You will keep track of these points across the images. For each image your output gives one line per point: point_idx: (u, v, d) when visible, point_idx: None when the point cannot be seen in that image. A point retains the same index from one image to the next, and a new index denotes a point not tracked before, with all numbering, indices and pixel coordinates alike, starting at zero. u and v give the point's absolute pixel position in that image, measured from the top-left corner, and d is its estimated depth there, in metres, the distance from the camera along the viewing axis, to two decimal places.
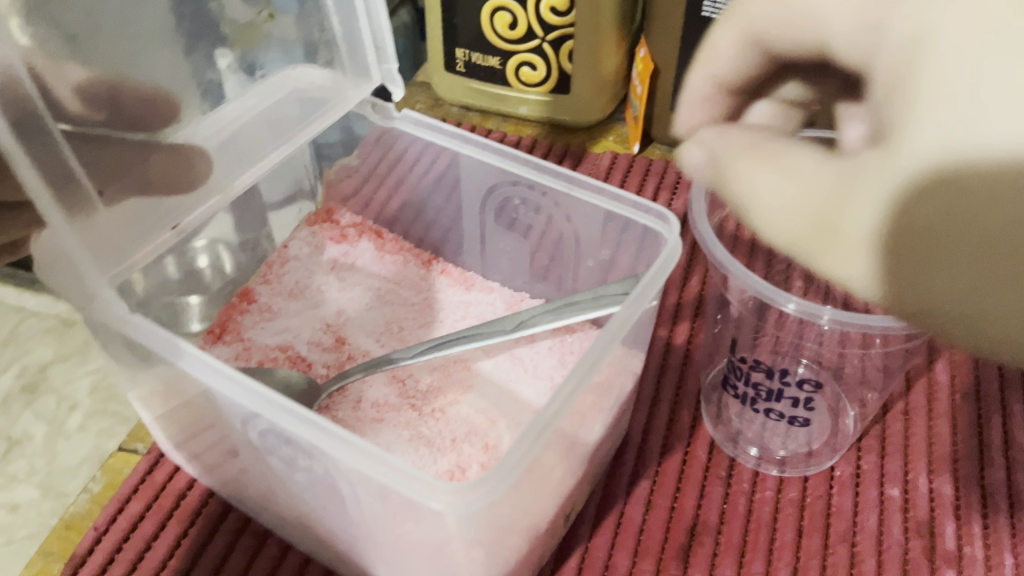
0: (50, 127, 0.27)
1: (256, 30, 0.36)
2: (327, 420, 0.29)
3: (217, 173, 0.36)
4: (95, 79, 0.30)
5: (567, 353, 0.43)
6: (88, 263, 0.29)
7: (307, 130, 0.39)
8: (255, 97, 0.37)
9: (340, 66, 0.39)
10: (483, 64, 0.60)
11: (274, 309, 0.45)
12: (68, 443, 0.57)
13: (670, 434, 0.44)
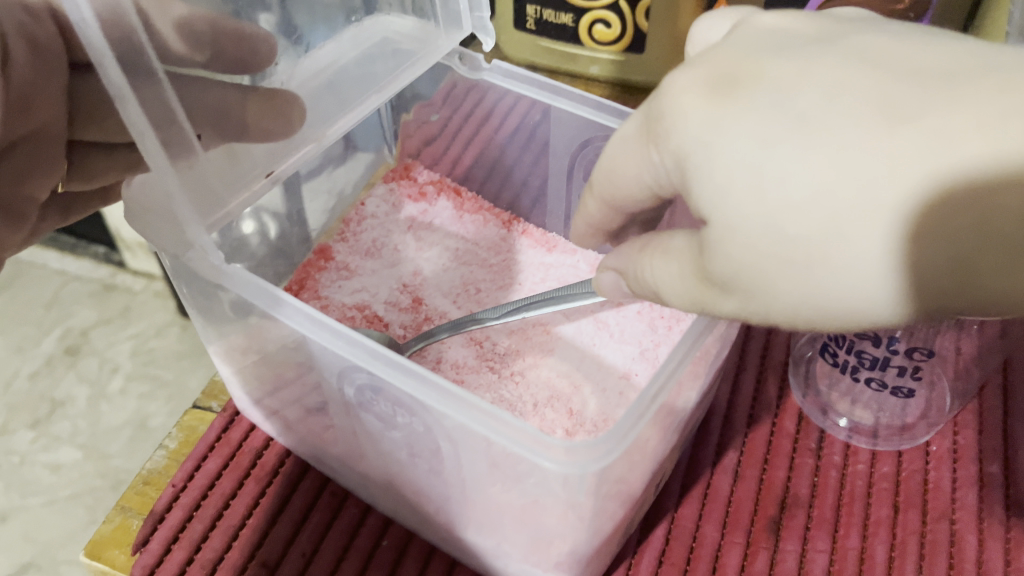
0: (153, 67, 0.27)
1: None
2: (434, 374, 0.27)
3: (311, 122, 0.36)
4: (198, 20, 0.30)
5: (655, 318, 0.41)
6: (184, 204, 0.30)
7: (396, 81, 0.38)
8: (347, 43, 0.37)
9: (432, 14, 0.38)
10: (555, 21, 0.59)
11: (351, 267, 0.44)
12: None
13: (757, 404, 0.42)
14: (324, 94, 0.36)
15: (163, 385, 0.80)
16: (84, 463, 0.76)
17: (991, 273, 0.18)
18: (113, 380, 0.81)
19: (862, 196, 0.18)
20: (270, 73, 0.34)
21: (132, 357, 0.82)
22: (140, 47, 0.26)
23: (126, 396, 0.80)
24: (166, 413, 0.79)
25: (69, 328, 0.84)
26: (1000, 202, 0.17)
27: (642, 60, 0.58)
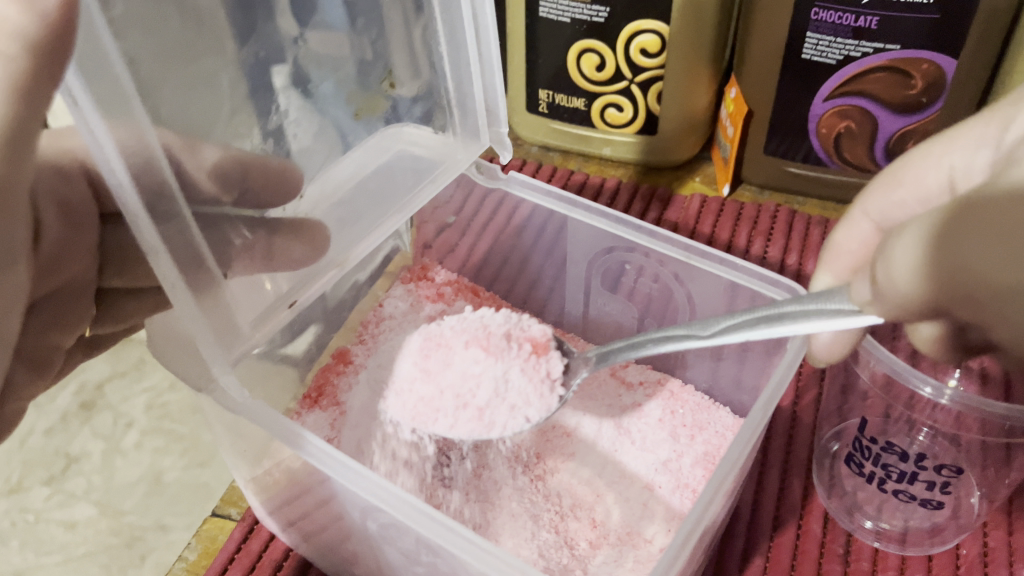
0: (181, 210, 0.27)
1: (381, 97, 0.36)
2: (462, 524, 0.27)
3: (333, 248, 0.36)
4: (229, 160, 0.30)
5: (677, 425, 0.41)
6: (210, 345, 0.30)
7: (416, 199, 0.39)
8: (370, 156, 0.37)
9: (451, 128, 0.39)
10: (567, 105, 0.60)
11: (369, 370, 0.44)
12: (126, 460, 0.56)
13: (781, 505, 0.42)
14: (345, 213, 0.37)
15: (180, 438, 0.58)
16: (98, 520, 0.53)
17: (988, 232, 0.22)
18: (128, 436, 0.58)
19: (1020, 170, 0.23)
20: (291, 201, 0.34)
21: (149, 410, 0.60)
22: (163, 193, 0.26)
23: (140, 449, 0.57)
24: (183, 467, 0.56)
25: (87, 381, 0.62)
26: None
27: (655, 141, 0.59)
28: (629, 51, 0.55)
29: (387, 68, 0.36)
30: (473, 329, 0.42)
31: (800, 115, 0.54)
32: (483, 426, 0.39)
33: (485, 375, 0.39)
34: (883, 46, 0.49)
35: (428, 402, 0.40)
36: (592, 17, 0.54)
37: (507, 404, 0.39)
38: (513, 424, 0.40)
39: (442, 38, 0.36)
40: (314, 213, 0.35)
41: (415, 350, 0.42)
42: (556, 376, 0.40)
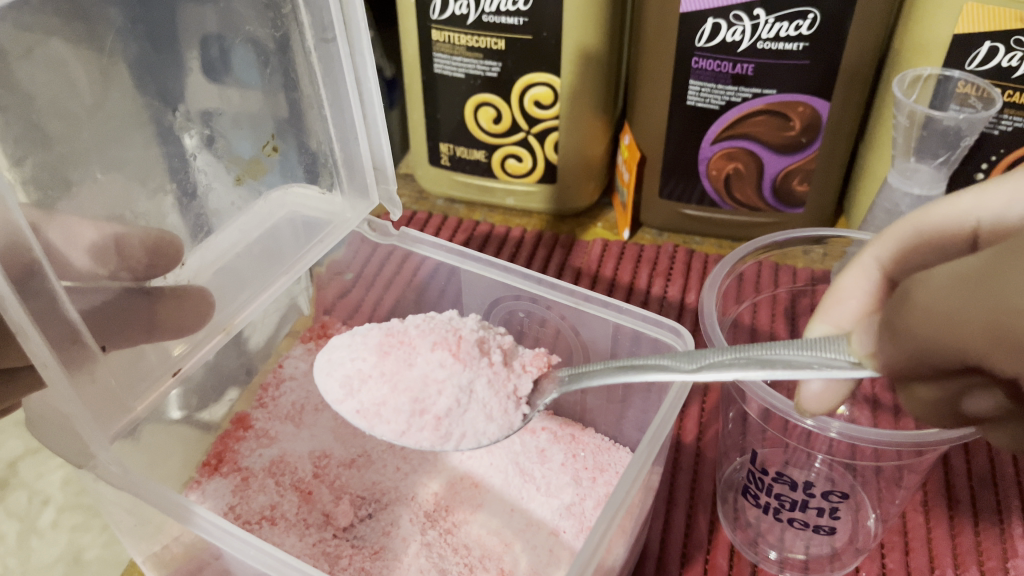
0: (49, 283, 0.27)
1: (261, 163, 0.39)
2: None
3: (220, 312, 0.38)
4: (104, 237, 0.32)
5: (580, 469, 0.41)
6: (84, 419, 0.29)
7: (304, 259, 0.41)
8: (253, 225, 0.40)
9: (338, 187, 0.42)
10: (468, 157, 0.61)
11: (271, 434, 0.43)
12: (42, 541, 0.51)
13: (688, 542, 0.42)
14: (231, 279, 0.39)
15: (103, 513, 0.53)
16: None
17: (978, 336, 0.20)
18: (44, 515, 0.53)
19: (995, 265, 0.20)
20: (175, 270, 0.36)
21: (65, 485, 0.55)
22: (32, 270, 0.26)
23: (59, 526, 0.52)
24: (103, 543, 0.50)
25: None
26: (1001, 322, 0.19)
27: (554, 189, 0.61)
28: (523, 103, 0.57)
29: (271, 134, 0.39)
30: (441, 330, 0.37)
31: (689, 159, 0.56)
32: (439, 438, 0.35)
33: (450, 382, 0.35)
34: (760, 91, 0.51)
35: (378, 403, 0.36)
36: (485, 71, 0.56)
37: (470, 417, 0.35)
38: (472, 437, 0.36)
39: (326, 104, 0.38)
40: (198, 279, 0.37)
41: (372, 344, 0.37)
42: (522, 395, 0.36)
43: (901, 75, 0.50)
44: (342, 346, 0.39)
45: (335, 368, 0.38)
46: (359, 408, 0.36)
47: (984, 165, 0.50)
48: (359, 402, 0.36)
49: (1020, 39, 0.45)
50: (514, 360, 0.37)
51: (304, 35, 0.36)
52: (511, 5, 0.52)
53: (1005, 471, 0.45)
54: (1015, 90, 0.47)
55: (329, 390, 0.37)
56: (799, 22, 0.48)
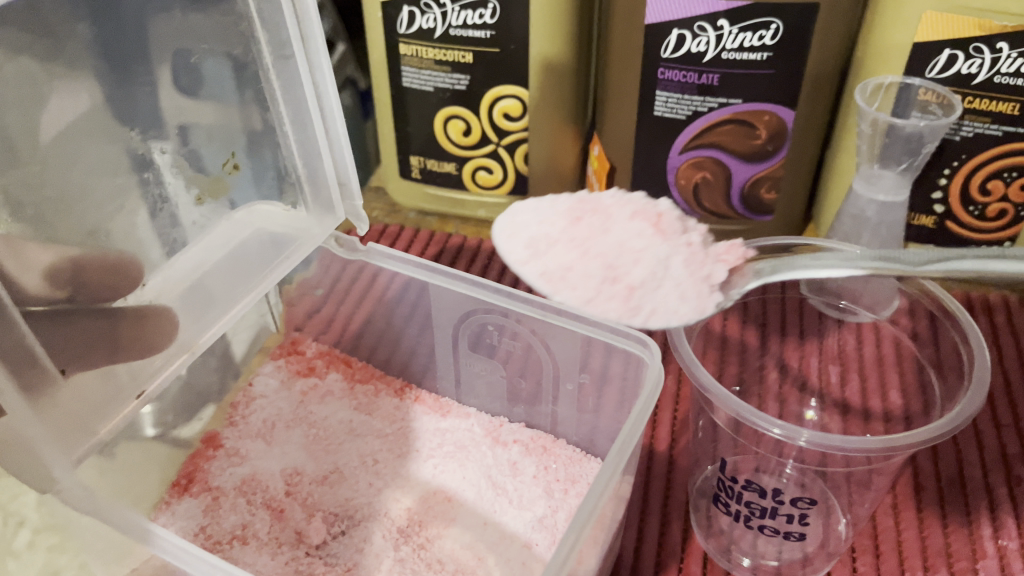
0: (4, 308, 0.27)
1: (223, 180, 0.39)
2: None
3: (185, 332, 0.37)
4: (60, 261, 0.32)
5: (552, 481, 0.41)
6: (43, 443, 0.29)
7: (272, 273, 0.40)
8: (216, 243, 0.39)
9: (303, 203, 0.42)
10: (439, 170, 0.61)
11: (242, 452, 0.43)
12: None
13: (662, 551, 0.42)
14: (196, 296, 0.38)
15: None
16: None
17: None
18: None
19: None
20: (135, 290, 0.35)
21: None
22: None
23: None
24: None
25: None
26: None
27: (525, 200, 0.61)
28: (492, 115, 0.57)
29: (231, 151, 0.39)
30: (636, 200, 0.34)
31: (658, 168, 0.56)
32: (628, 312, 0.32)
33: (647, 252, 0.31)
34: (726, 100, 0.52)
35: (566, 267, 0.32)
36: (454, 85, 0.56)
37: (663, 293, 0.32)
38: (662, 317, 0.32)
39: (288, 123, 0.39)
40: (161, 299, 0.36)
41: (563, 207, 0.33)
42: (717, 282, 0.33)
43: (862, 84, 0.50)
44: (521, 207, 0.35)
45: (520, 230, 0.33)
46: (543, 270, 0.32)
47: (946, 171, 0.52)
48: (545, 264, 0.32)
49: (978, 46, 0.46)
50: (710, 248, 0.34)
51: (264, 52, 0.36)
52: (477, 19, 0.52)
53: (973, 470, 0.45)
54: (975, 97, 0.48)
55: (510, 249, 0.33)
56: (762, 32, 0.49)
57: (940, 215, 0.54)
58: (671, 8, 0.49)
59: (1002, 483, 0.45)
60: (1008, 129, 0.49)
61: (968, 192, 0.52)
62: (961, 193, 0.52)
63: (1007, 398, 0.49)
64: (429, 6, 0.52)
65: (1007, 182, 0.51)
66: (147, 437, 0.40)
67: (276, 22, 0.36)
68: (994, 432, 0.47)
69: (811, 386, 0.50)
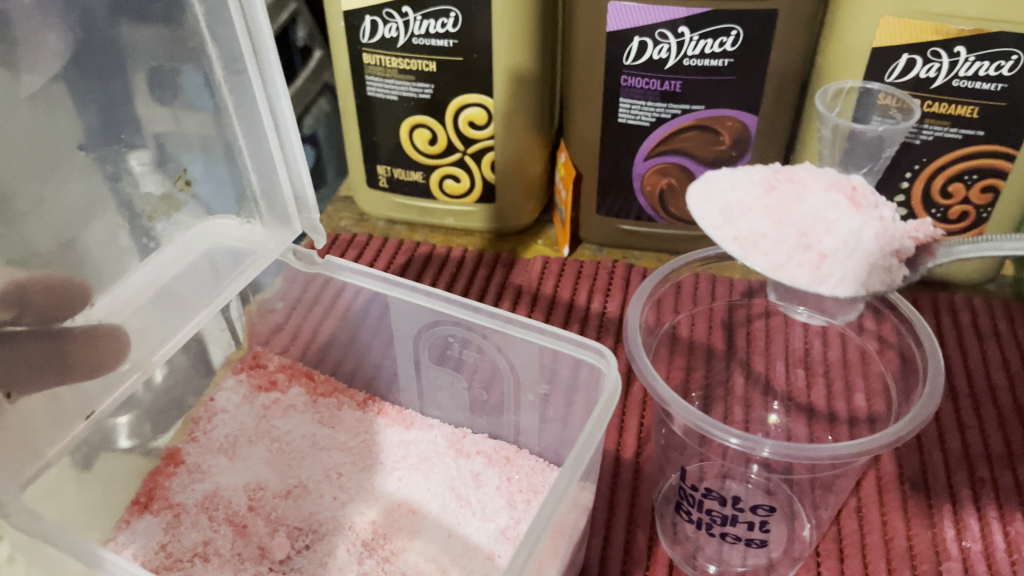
0: None
1: (174, 197, 0.39)
2: None
3: (139, 351, 0.38)
4: (5, 286, 0.32)
5: (514, 491, 0.41)
6: None
7: (224, 291, 0.41)
8: (169, 261, 0.40)
9: (258, 216, 0.42)
10: (406, 178, 0.61)
11: (203, 468, 0.43)
12: None
13: (627, 558, 0.42)
14: (148, 315, 0.39)
15: None
16: None
17: None
18: None
19: None
20: (83, 311, 0.36)
21: None
22: None
23: None
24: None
25: None
26: None
27: (493, 208, 0.61)
28: (458, 123, 0.57)
29: (182, 168, 0.39)
30: (831, 176, 0.37)
31: (624, 174, 0.56)
32: (816, 279, 0.34)
33: (841, 223, 0.34)
34: (689, 107, 0.52)
35: (758, 233, 0.35)
36: (418, 93, 0.56)
37: (850, 262, 0.34)
38: (852, 287, 0.34)
39: (242, 136, 0.39)
40: (112, 319, 0.37)
41: (757, 179, 0.37)
42: (905, 256, 0.35)
43: (822, 90, 0.50)
44: (720, 180, 0.39)
45: (714, 198, 0.38)
46: (735, 236, 0.36)
47: (907, 174, 0.52)
48: (737, 229, 0.36)
49: (936, 50, 0.47)
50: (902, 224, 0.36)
51: (215, 67, 0.37)
52: (440, 28, 0.52)
53: (936, 471, 0.46)
54: (934, 100, 0.49)
55: (705, 217, 0.37)
56: (723, 39, 0.49)
57: (903, 218, 0.54)
58: (632, 16, 0.49)
59: (965, 484, 0.45)
60: (967, 131, 0.49)
61: (930, 194, 0.52)
62: (923, 196, 0.52)
63: (970, 398, 0.49)
64: (391, 16, 0.52)
65: (967, 184, 0.51)
66: (117, 451, 0.41)
67: (227, 37, 0.36)
68: (957, 433, 0.48)
69: (776, 389, 0.50)
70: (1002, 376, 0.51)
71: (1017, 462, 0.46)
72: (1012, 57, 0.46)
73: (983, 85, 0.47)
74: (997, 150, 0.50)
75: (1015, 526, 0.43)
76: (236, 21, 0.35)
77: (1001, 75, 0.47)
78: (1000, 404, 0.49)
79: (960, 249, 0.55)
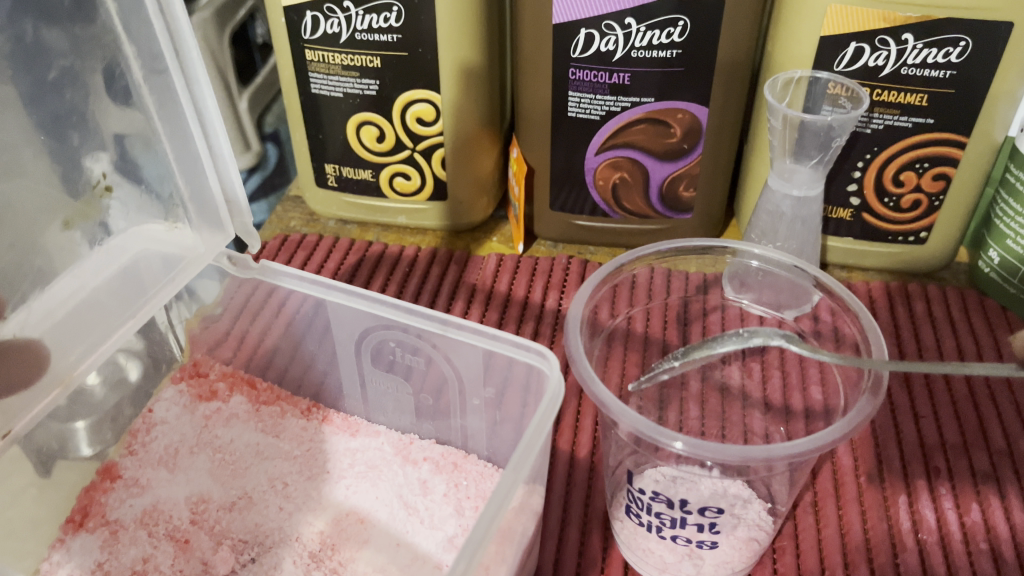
0: None
1: (94, 203, 0.38)
2: None
3: (58, 364, 0.38)
4: None
5: (463, 498, 0.40)
6: None
7: (150, 301, 0.40)
8: (92, 269, 0.39)
9: (186, 219, 0.41)
10: (355, 177, 0.59)
11: (142, 482, 0.41)
12: None
13: (582, 561, 0.42)
14: (73, 326, 0.38)
15: None
16: None
17: None
18: None
19: None
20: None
21: None
22: None
23: None
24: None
25: None
26: None
27: (444, 206, 0.60)
28: (405, 120, 0.55)
29: (100, 172, 0.38)
30: None
31: (576, 169, 0.55)
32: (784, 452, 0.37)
33: None
34: (638, 100, 0.51)
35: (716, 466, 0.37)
36: (364, 90, 0.54)
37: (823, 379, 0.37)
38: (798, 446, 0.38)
39: (165, 137, 0.38)
40: (27, 332, 0.36)
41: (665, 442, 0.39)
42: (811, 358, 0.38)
43: (772, 80, 0.50)
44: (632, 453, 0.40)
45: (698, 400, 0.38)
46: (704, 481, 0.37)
47: (860, 164, 0.52)
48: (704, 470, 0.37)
49: (884, 38, 0.46)
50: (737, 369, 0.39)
51: (133, 67, 0.36)
52: (383, 22, 0.51)
53: (892, 462, 0.45)
54: (882, 89, 0.48)
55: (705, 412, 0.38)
56: (671, 30, 0.48)
57: (856, 207, 0.54)
58: (578, 7, 0.48)
59: (920, 474, 0.45)
60: (918, 120, 0.49)
61: (882, 183, 0.52)
62: (875, 185, 0.52)
63: (925, 388, 0.49)
64: (332, 11, 0.51)
65: (919, 172, 0.51)
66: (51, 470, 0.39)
67: (144, 36, 0.35)
68: (912, 423, 0.47)
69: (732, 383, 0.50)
70: (957, 365, 0.50)
71: (971, 451, 0.46)
72: (960, 43, 0.45)
73: (932, 72, 0.47)
74: (948, 138, 0.49)
75: (970, 515, 0.43)
76: (155, 22, 0.35)
77: (950, 62, 0.46)
78: (954, 393, 0.49)
79: (914, 238, 0.54)
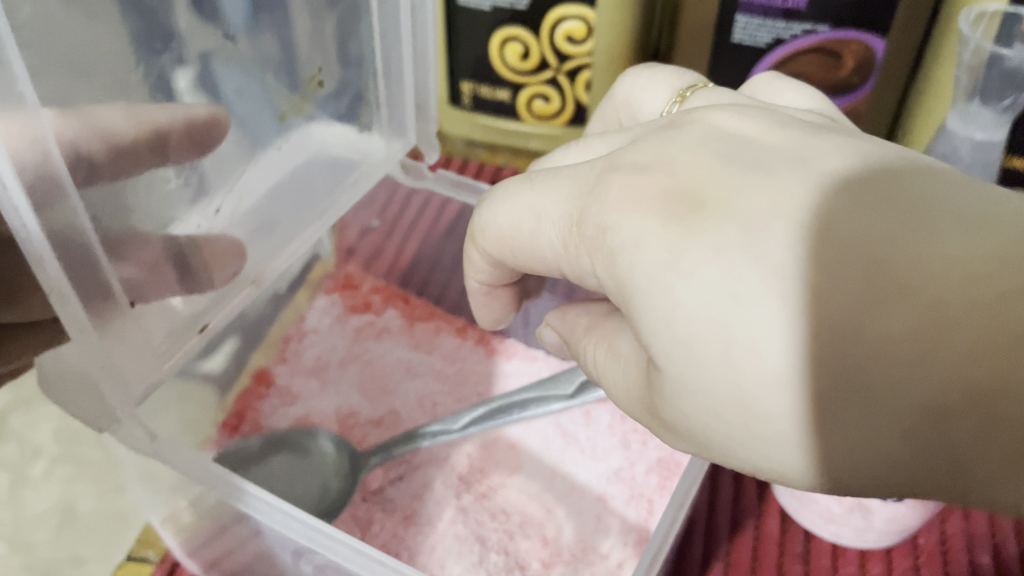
0: (93, 252, 0.25)
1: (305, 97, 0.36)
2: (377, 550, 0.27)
3: (251, 261, 0.36)
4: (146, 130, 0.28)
5: (629, 431, 0.39)
6: (114, 390, 0.27)
7: (334, 205, 0.39)
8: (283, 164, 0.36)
9: (375, 124, 0.40)
10: (492, 98, 0.57)
11: (295, 391, 0.41)
12: None
13: (737, 507, 0.41)
14: (260, 224, 0.36)
15: None
16: None
17: (951, 435, 0.17)
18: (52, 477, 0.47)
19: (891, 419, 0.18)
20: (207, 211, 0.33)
21: None
22: (60, 188, 0.23)
23: None
24: (99, 492, 0.39)
25: None
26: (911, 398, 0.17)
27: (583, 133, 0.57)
28: (555, 38, 0.52)
29: (316, 67, 0.36)
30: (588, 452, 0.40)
31: None
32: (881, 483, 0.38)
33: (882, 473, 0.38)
34: (813, 26, 0.48)
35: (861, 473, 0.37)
36: (513, 4, 0.51)
37: None
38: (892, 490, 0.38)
39: (376, 33, 0.37)
40: (228, 227, 0.34)
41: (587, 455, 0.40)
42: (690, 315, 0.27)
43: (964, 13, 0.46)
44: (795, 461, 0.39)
45: None
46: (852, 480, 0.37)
47: None
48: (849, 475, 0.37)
49: None
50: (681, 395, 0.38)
51: None
52: None
53: None
54: None
55: None
56: None
57: None
58: None
59: None
60: None
61: None
62: None
63: None
64: None
65: None
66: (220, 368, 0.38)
67: None
68: None
69: None
70: None
71: None
72: None
73: None
74: None
75: None
76: None
77: None
78: None
79: None
